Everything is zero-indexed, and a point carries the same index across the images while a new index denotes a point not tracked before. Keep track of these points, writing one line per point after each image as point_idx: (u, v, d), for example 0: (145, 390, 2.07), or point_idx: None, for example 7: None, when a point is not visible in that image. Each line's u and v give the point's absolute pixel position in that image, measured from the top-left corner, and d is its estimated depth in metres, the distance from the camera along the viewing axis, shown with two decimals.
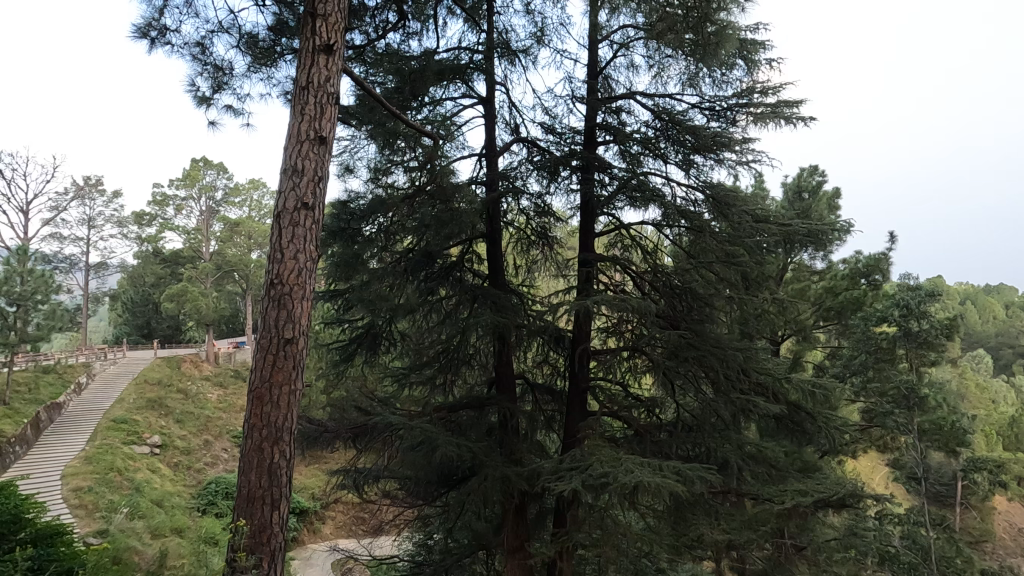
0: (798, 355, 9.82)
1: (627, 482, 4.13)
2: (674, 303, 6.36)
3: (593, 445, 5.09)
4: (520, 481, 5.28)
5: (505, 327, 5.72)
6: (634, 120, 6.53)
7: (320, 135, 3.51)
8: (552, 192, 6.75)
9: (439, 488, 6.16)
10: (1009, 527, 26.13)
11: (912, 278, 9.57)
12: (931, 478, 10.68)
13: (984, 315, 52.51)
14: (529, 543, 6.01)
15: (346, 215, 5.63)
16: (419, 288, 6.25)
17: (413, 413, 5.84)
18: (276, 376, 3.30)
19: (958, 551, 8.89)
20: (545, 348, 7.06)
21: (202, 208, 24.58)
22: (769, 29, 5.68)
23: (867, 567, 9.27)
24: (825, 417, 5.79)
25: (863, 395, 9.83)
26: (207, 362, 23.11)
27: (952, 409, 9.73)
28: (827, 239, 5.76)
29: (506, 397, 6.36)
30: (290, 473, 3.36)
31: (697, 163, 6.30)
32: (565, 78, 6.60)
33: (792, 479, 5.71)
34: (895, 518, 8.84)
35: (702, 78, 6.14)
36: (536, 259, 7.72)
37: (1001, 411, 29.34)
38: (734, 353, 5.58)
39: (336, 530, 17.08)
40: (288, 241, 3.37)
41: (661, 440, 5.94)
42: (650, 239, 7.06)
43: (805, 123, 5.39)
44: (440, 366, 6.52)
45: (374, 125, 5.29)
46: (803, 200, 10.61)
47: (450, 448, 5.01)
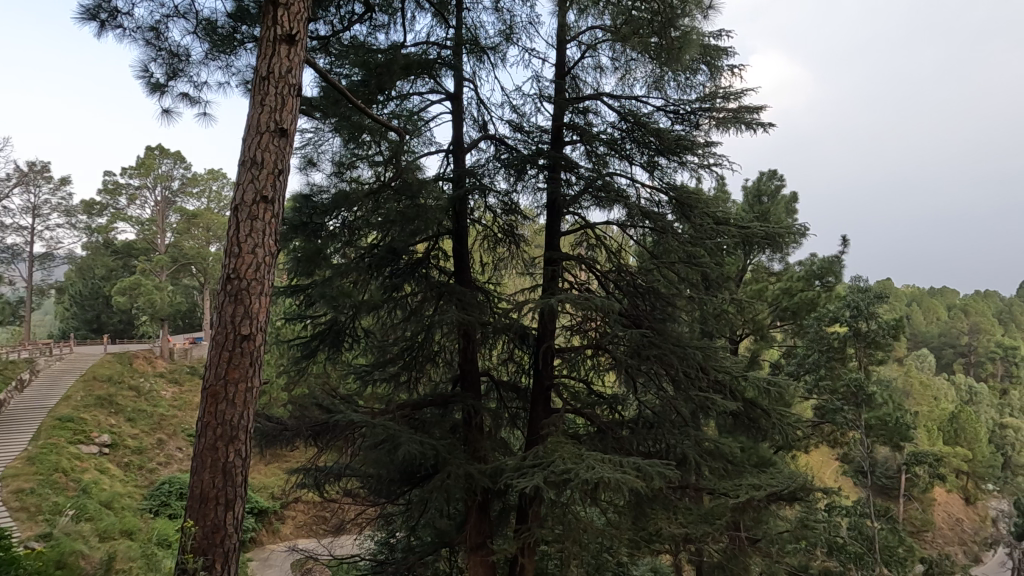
0: (755, 354, 10.07)
1: (589, 478, 4.20)
2: (637, 302, 6.48)
3: (556, 442, 5.14)
4: (483, 479, 5.28)
5: (470, 325, 5.72)
6: (601, 121, 6.62)
7: (281, 127, 3.43)
8: (518, 190, 6.79)
9: (402, 486, 6.11)
10: (945, 516, 27.80)
11: (862, 280, 9.88)
12: (878, 472, 11.18)
13: (927, 315, 55.36)
14: (491, 540, 6.02)
15: (308, 209, 5.49)
16: (383, 285, 6.17)
17: (376, 410, 5.73)
18: (232, 374, 3.21)
19: (901, 541, 9.34)
20: (509, 346, 7.08)
21: (157, 198, 23.49)
22: (731, 37, 5.82)
23: (816, 557, 9.68)
24: (779, 413, 5.99)
25: (815, 392, 10.19)
26: (162, 358, 22.28)
27: (897, 405, 10.21)
28: (783, 242, 5.96)
29: (471, 394, 6.34)
30: (246, 472, 3.28)
31: (662, 165, 6.43)
32: (533, 77, 6.62)
33: (747, 474, 5.88)
34: (843, 509, 9.26)
35: (667, 82, 6.28)
36: (502, 256, 7.74)
37: (941, 406, 30.96)
38: (693, 352, 5.72)
39: (296, 530, 16.75)
40: (246, 235, 3.29)
41: (622, 437, 6.04)
42: (615, 239, 7.15)
43: (764, 129, 5.57)
44: (404, 364, 6.44)
45: (339, 118, 5.09)
46: (762, 204, 10.91)
47: (412, 446, 4.96)
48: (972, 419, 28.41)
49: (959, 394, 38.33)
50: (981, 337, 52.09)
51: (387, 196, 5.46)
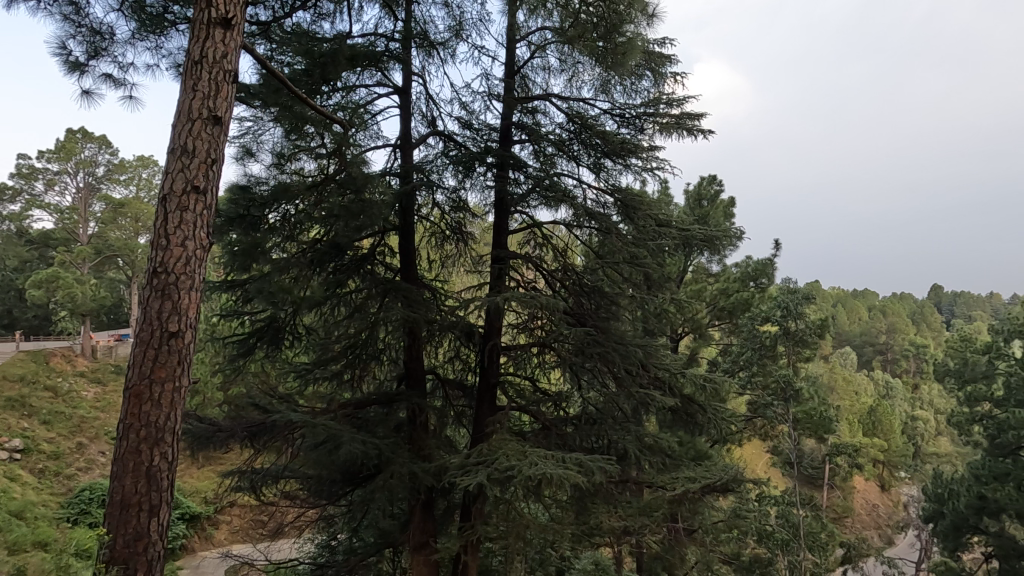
0: (694, 351, 10.63)
1: (532, 474, 4.27)
2: (582, 301, 6.62)
3: (500, 439, 5.18)
4: (427, 478, 5.25)
5: (416, 322, 5.66)
6: (549, 121, 6.69)
7: (215, 114, 3.27)
8: (467, 187, 6.75)
9: (343, 487, 5.95)
10: (863, 504, 29.93)
11: (792, 281, 10.40)
12: (804, 462, 11.86)
13: (851, 316, 59.16)
14: (435, 539, 5.98)
15: (245, 201, 5.21)
16: (327, 280, 6.00)
17: (316, 410, 5.57)
18: (158, 373, 3.04)
19: (823, 527, 9.94)
20: (456, 344, 7.06)
21: (79, 184, 21.99)
22: (675, 45, 6.02)
23: (746, 545, 10.18)
24: (714, 408, 6.27)
25: (748, 388, 10.68)
26: (82, 357, 20.78)
27: (823, 400, 10.85)
28: (720, 245, 6.22)
29: (416, 392, 6.28)
30: (173, 477, 3.12)
31: (607, 167, 6.57)
32: (482, 75, 6.61)
33: (684, 467, 6.11)
34: (772, 499, 9.76)
35: (613, 86, 6.43)
36: (450, 253, 7.69)
37: (861, 400, 33.23)
38: (634, 349, 5.88)
39: (231, 536, 16.06)
40: (175, 226, 3.13)
41: (566, 433, 6.14)
42: (561, 239, 7.24)
43: (705, 135, 5.81)
44: (347, 362, 6.27)
45: (280, 108, 4.89)
46: (703, 207, 11.34)
47: (354, 446, 4.86)
48: (887, 412, 30.59)
49: (877, 388, 41.15)
50: (898, 336, 56.21)
51: (329, 189, 5.30)
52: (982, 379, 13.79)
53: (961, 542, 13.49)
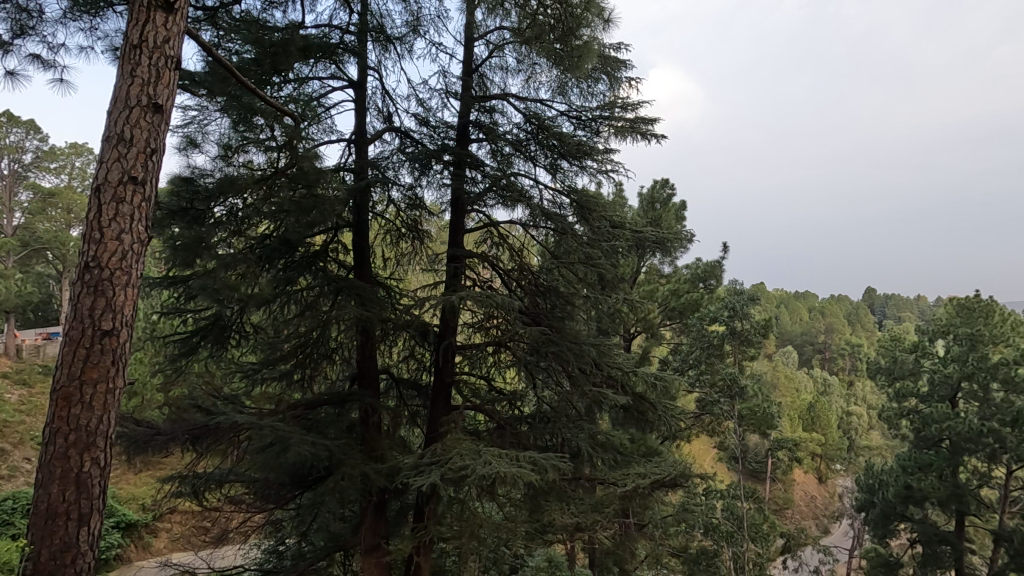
0: (646, 350, 10.91)
1: (486, 473, 4.27)
2: (538, 301, 6.67)
3: (454, 439, 5.16)
4: (379, 479, 5.17)
5: (370, 321, 5.56)
6: (507, 121, 6.70)
7: (155, 102, 3.11)
8: (423, 185, 6.68)
9: (292, 490, 5.79)
10: (802, 495, 31.48)
11: (738, 283, 10.77)
12: (749, 457, 12.34)
13: (793, 316, 61.98)
14: (387, 541, 5.89)
15: (189, 193, 5.00)
16: (276, 278, 5.82)
17: (264, 411, 5.39)
18: (90, 374, 2.86)
19: (765, 519, 10.36)
20: (411, 343, 6.98)
21: (3, 171, 20.49)
22: (630, 50, 6.15)
23: (694, 538, 10.49)
24: (664, 406, 6.44)
25: (697, 386, 11.03)
26: (6, 357, 19.85)
27: (766, 396, 11.32)
28: (671, 247, 6.39)
29: (369, 393, 6.17)
30: (105, 483, 2.95)
31: (564, 168, 6.64)
32: (440, 72, 6.56)
33: (635, 463, 6.25)
34: (719, 493, 10.09)
35: (570, 88, 6.52)
36: (405, 251, 7.59)
37: (801, 397, 34.89)
38: (588, 348, 5.98)
39: (171, 544, 15.33)
40: (109, 219, 2.96)
41: (521, 432, 6.17)
42: (518, 239, 7.26)
43: (658, 140, 5.96)
44: (297, 362, 6.09)
45: (227, 97, 4.69)
46: (656, 210, 11.63)
47: (304, 448, 4.72)
48: (825, 408, 32.25)
49: (816, 385, 43.29)
50: (835, 336, 59.29)
51: (281, 183, 5.06)
52: (909, 375, 14.74)
53: (889, 528, 14.36)
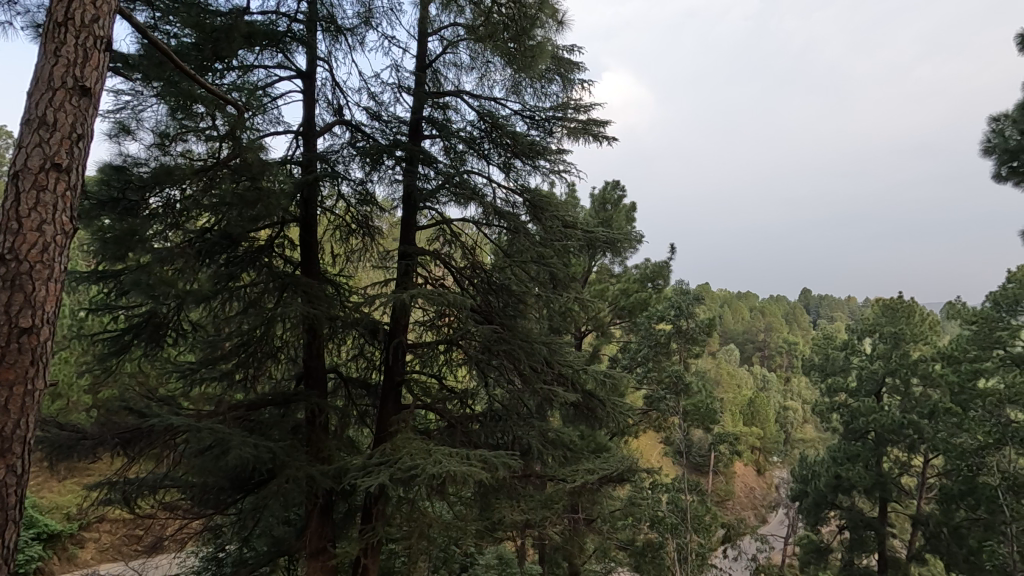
0: (596, 348, 11.14)
1: (435, 472, 4.24)
2: (490, 299, 6.67)
3: (403, 438, 5.10)
4: (326, 480, 5.04)
5: (317, 318, 5.41)
6: (460, 118, 6.67)
7: (83, 85, 2.92)
8: (374, 180, 6.55)
9: (233, 494, 5.56)
10: (741, 487, 33.00)
11: (684, 283, 11.15)
12: (693, 451, 12.79)
13: (736, 316, 64.64)
14: (334, 544, 5.75)
15: (121, 183, 4.71)
16: (217, 273, 5.57)
17: (202, 412, 5.15)
18: (5, 375, 2.65)
19: (708, 510, 10.74)
20: (360, 341, 6.84)
21: None
22: (582, 53, 6.25)
23: (641, 530, 10.76)
24: (613, 403, 6.56)
25: (645, 382, 11.34)
26: None
27: (710, 393, 11.74)
28: (621, 248, 6.53)
29: (316, 392, 6.00)
30: (22, 492, 2.74)
31: (517, 167, 6.66)
32: (392, 66, 6.44)
33: (584, 459, 6.34)
34: (664, 486, 10.40)
35: (524, 88, 6.56)
36: (355, 247, 7.42)
37: (742, 393, 36.44)
38: (539, 347, 6.02)
39: (99, 555, 14.43)
40: (30, 208, 2.75)
41: (471, 430, 6.16)
42: (470, 237, 7.24)
43: (609, 142, 6.08)
44: (239, 361, 5.85)
45: (164, 83, 4.46)
46: (606, 211, 11.87)
47: (245, 450, 4.54)
48: (763, 403, 33.82)
49: (756, 381, 45.30)
50: (774, 334, 62.23)
51: (222, 175, 4.82)
52: (840, 371, 15.54)
53: (821, 516, 15.23)
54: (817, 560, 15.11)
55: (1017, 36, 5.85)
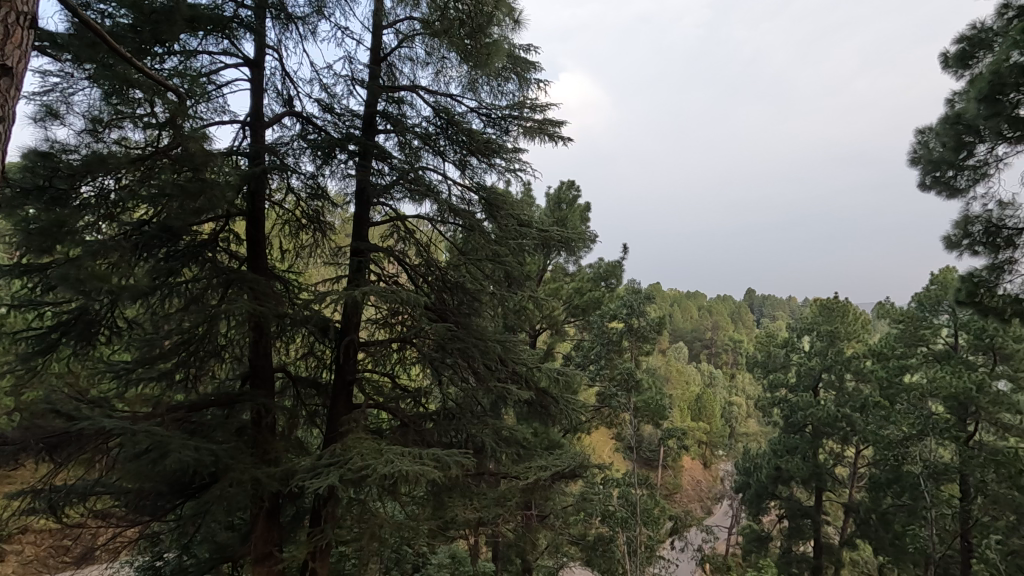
0: (550, 346, 11.27)
1: (387, 472, 4.18)
2: (445, 297, 6.63)
3: (355, 438, 5.00)
4: (273, 483, 4.89)
5: (264, 316, 5.23)
6: (416, 114, 6.59)
7: (3, 64, 2.69)
8: (326, 174, 6.37)
9: (172, 500, 5.30)
10: (688, 480, 34.17)
11: (636, 282, 11.39)
12: (644, 446, 13.10)
13: (685, 315, 66.67)
14: (280, 548, 5.58)
15: (47, 170, 4.36)
16: (156, 268, 5.29)
17: (138, 415, 4.88)
18: None
19: (657, 504, 11.03)
20: (310, 339, 6.65)
21: None
22: (539, 52, 6.28)
23: (592, 525, 10.94)
24: (566, 400, 6.64)
25: (597, 380, 11.54)
26: None
27: (660, 389, 12.04)
28: (575, 247, 6.62)
29: (263, 392, 5.80)
30: None
31: (472, 165, 6.63)
32: (345, 57, 6.29)
33: (537, 456, 6.39)
34: (615, 481, 10.61)
35: (480, 85, 6.55)
36: (305, 243, 7.21)
37: (690, 390, 37.64)
38: (494, 344, 6.03)
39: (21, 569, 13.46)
40: None
41: (425, 429, 6.11)
42: (425, 235, 7.16)
43: (564, 142, 6.15)
44: (180, 360, 5.58)
45: (97, 65, 4.18)
46: (561, 211, 12.00)
47: (186, 454, 4.34)
48: (710, 399, 35.11)
49: (703, 378, 46.88)
50: (721, 333, 64.55)
51: (162, 164, 4.57)
52: (781, 368, 16.39)
53: (762, 506, 15.93)
54: (758, 549, 15.80)
55: (941, 55, 6.25)
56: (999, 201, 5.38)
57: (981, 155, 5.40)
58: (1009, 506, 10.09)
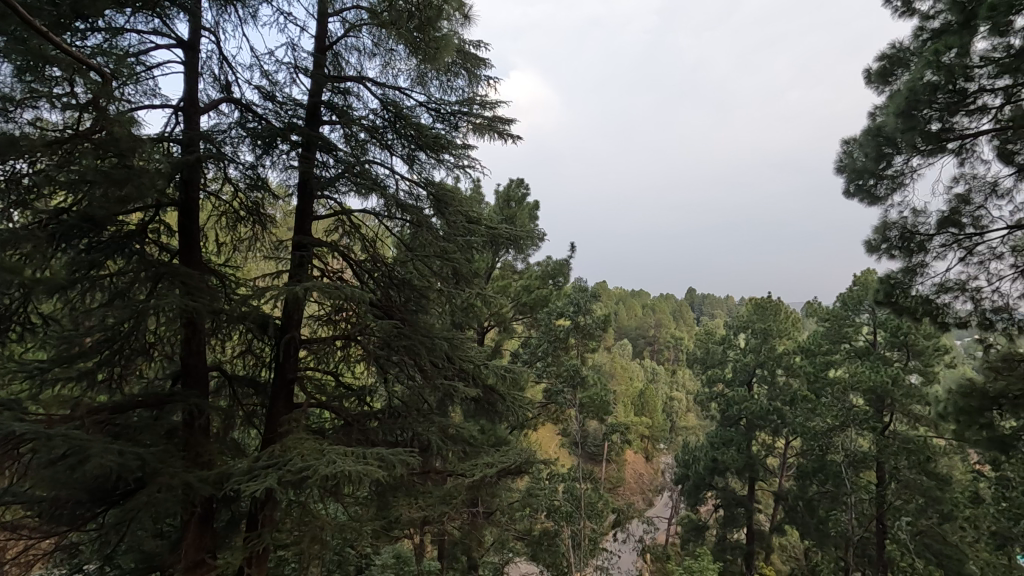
0: (498, 343, 11.30)
1: (328, 473, 4.06)
2: (392, 293, 6.51)
3: (294, 439, 4.83)
4: (205, 487, 4.65)
5: (198, 312, 4.96)
6: (362, 106, 6.43)
7: None
8: (266, 165, 6.11)
9: (93, 508, 4.95)
10: (630, 474, 35.21)
11: (583, 280, 11.58)
12: (588, 441, 13.34)
13: (630, 313, 68.42)
14: (214, 555, 5.32)
15: None
16: (76, 260, 4.91)
17: (54, 418, 4.52)
18: None
19: (600, 497, 11.28)
20: (248, 336, 6.37)
21: None
22: (489, 49, 6.26)
23: (538, 520, 11.07)
24: (512, 396, 6.67)
25: (543, 376, 11.67)
26: None
27: (605, 386, 12.28)
28: (524, 245, 6.65)
29: (195, 392, 5.51)
30: None
31: (421, 160, 6.54)
32: (288, 44, 6.05)
33: (484, 454, 6.38)
34: (560, 476, 10.76)
35: (430, 80, 6.48)
36: (244, 236, 6.89)
37: (634, 386, 38.69)
38: (441, 342, 5.97)
39: None
40: None
41: (369, 429, 5.98)
42: (372, 230, 7.01)
43: (513, 140, 6.17)
44: (103, 359, 5.21)
45: (7, 37, 3.81)
46: (510, 209, 12.04)
47: (109, 459, 4.06)
48: (653, 394, 36.30)
49: (646, 374, 48.31)
50: (663, 330, 66.70)
51: (83, 149, 4.22)
52: (718, 364, 17.10)
53: (699, 497, 16.61)
54: (695, 537, 16.45)
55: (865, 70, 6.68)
56: (913, 209, 5.79)
57: (898, 166, 5.86)
58: (917, 490, 11.49)
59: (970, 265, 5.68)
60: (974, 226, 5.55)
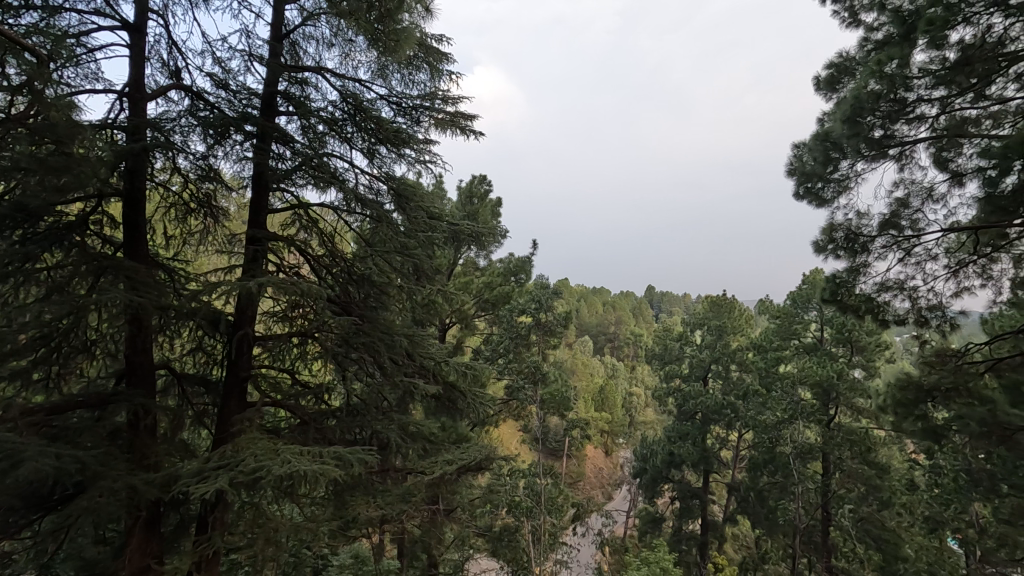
0: (459, 340, 11.24)
1: (282, 472, 3.96)
2: (351, 289, 6.39)
3: (247, 439, 4.68)
4: (151, 490, 4.45)
5: (145, 308, 4.74)
6: (320, 97, 6.27)
7: None
8: (218, 155, 5.89)
9: (27, 515, 4.67)
10: (590, 468, 35.73)
11: (544, 277, 11.65)
12: (549, 437, 13.46)
13: (591, 310, 69.28)
14: (161, 560, 5.12)
15: None
16: (9, 252, 4.62)
17: None
18: None
19: (560, 492, 11.40)
20: (198, 333, 6.13)
21: None
22: (451, 44, 6.21)
23: (498, 516, 11.10)
24: (473, 393, 6.65)
25: (505, 373, 11.67)
26: None
27: (565, 382, 12.41)
28: (486, 242, 6.64)
29: (141, 392, 5.27)
30: None
31: (381, 154, 6.44)
32: (242, 30, 5.85)
33: (444, 451, 6.34)
34: (521, 472, 10.83)
35: (391, 73, 6.39)
36: (194, 229, 6.62)
37: (595, 382, 39.25)
38: (400, 338, 5.90)
39: None
40: None
41: (326, 427, 5.86)
42: (330, 225, 6.85)
43: (475, 136, 6.15)
44: (39, 357, 4.91)
45: None
46: (473, 205, 11.98)
47: (45, 462, 3.83)
48: (613, 390, 36.90)
49: (606, 370, 49.06)
50: (624, 327, 67.86)
51: (16, 133, 3.92)
52: (676, 360, 17.52)
53: (656, 490, 17.00)
54: (652, 529, 16.85)
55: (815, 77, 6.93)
56: (857, 212, 6.06)
57: (844, 170, 6.07)
58: (859, 478, 12.11)
59: (908, 266, 5.98)
60: (911, 228, 5.84)
